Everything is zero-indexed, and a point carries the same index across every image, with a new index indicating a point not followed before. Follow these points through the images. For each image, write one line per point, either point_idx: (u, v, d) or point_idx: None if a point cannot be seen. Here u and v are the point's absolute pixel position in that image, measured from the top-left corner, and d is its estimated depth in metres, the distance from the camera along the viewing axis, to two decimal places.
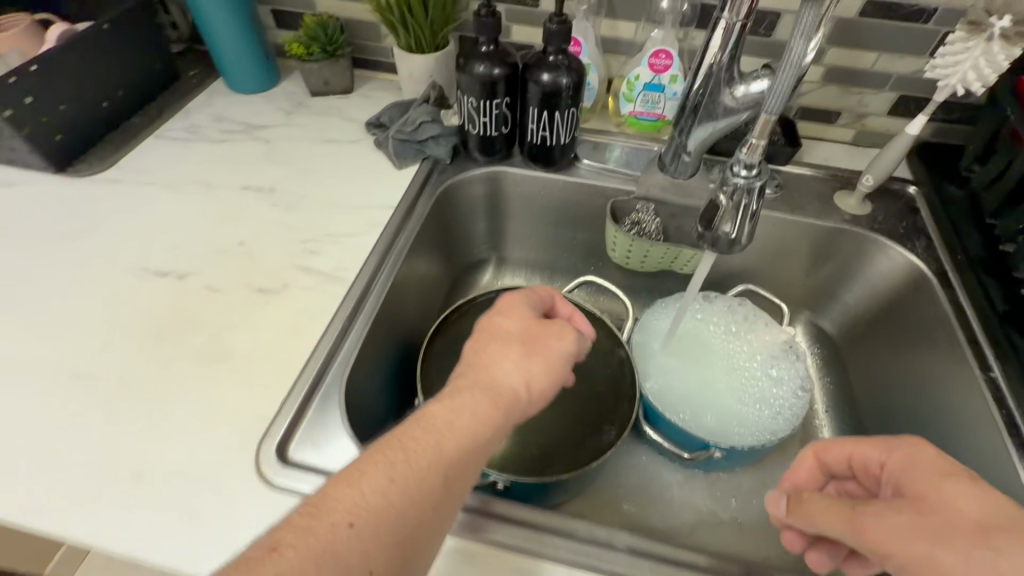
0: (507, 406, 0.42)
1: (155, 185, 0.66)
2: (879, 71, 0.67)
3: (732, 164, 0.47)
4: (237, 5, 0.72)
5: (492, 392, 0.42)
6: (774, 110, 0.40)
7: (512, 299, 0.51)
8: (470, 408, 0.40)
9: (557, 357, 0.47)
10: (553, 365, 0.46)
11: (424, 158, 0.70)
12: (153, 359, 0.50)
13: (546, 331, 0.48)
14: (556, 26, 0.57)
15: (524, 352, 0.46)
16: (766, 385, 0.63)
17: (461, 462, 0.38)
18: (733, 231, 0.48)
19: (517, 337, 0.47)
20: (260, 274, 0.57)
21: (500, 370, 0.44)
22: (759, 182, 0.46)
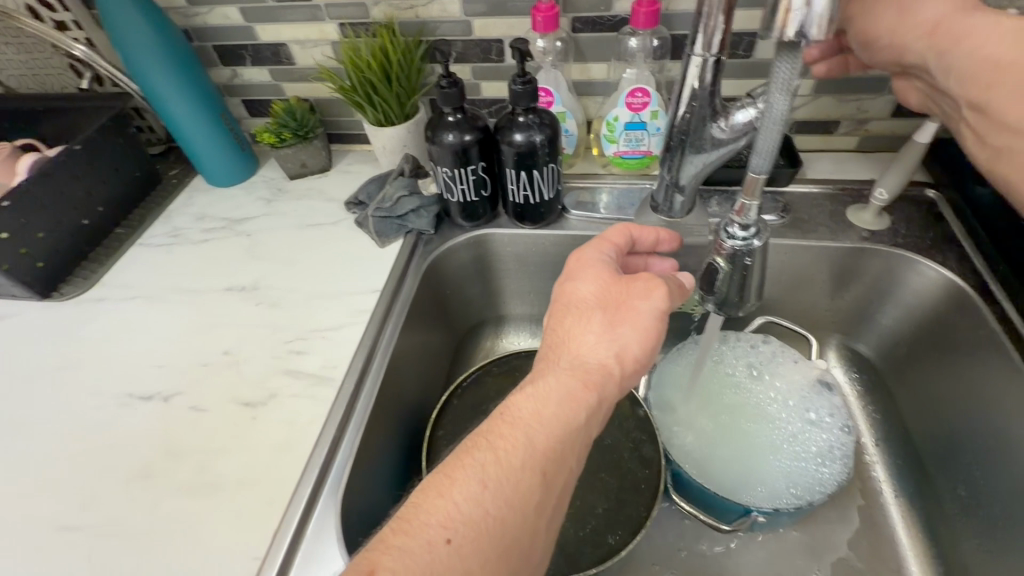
0: (601, 384, 0.40)
1: (140, 300, 0.65)
2: (875, 75, 0.62)
3: (725, 223, 0.44)
4: (205, 103, 0.71)
5: (579, 371, 0.40)
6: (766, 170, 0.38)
7: (584, 257, 0.48)
8: (554, 395, 0.39)
9: (645, 318, 0.43)
10: (643, 327, 0.43)
11: (407, 232, 0.68)
12: (141, 500, 0.47)
13: (631, 290, 0.44)
14: (522, 87, 0.54)
15: (607, 321, 0.43)
16: (809, 430, 0.58)
17: (560, 448, 0.37)
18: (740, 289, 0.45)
19: (597, 305, 0.44)
20: (247, 385, 0.54)
21: (583, 344, 0.43)
22: (759, 239, 0.43)
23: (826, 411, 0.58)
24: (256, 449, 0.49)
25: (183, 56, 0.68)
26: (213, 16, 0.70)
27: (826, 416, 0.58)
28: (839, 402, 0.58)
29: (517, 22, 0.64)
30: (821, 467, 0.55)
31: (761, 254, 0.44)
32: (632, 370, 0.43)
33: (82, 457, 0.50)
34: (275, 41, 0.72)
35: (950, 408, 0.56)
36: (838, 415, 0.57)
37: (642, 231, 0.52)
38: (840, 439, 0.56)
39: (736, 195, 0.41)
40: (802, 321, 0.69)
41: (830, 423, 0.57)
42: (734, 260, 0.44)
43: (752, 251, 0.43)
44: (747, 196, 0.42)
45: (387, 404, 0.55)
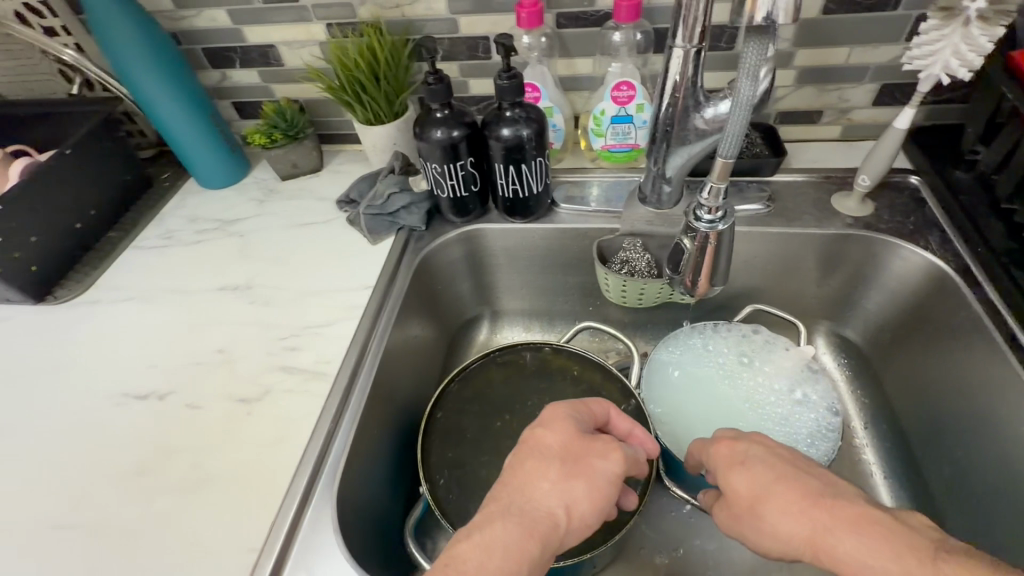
0: (545, 541, 0.37)
1: (134, 301, 0.66)
2: (855, 65, 0.63)
3: (693, 206, 0.44)
4: (195, 105, 0.72)
5: (528, 520, 0.38)
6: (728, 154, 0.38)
7: (555, 411, 0.45)
8: (497, 543, 0.36)
9: (603, 479, 0.41)
10: (598, 490, 0.41)
11: (398, 229, 0.68)
12: (138, 496, 0.47)
13: (591, 443, 0.43)
14: (507, 82, 0.55)
15: (566, 472, 0.41)
16: (800, 412, 0.58)
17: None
18: (709, 271, 0.46)
19: (556, 455, 0.42)
20: (241, 382, 0.55)
21: (537, 491, 0.40)
22: (725, 225, 0.43)
23: (815, 392, 0.60)
24: (252, 444, 0.50)
25: (171, 59, 0.69)
26: (201, 19, 0.71)
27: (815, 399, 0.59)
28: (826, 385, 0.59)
29: (503, 18, 0.65)
30: (814, 446, 0.55)
31: (726, 237, 0.44)
32: (583, 533, 0.40)
33: (78, 456, 0.51)
34: (263, 43, 0.72)
35: (934, 388, 0.57)
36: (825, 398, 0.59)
37: (620, 415, 0.49)
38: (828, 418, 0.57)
39: (705, 177, 0.41)
40: (790, 308, 0.70)
41: (818, 403, 0.59)
42: (702, 242, 0.44)
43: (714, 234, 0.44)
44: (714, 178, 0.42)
45: (382, 398, 0.56)
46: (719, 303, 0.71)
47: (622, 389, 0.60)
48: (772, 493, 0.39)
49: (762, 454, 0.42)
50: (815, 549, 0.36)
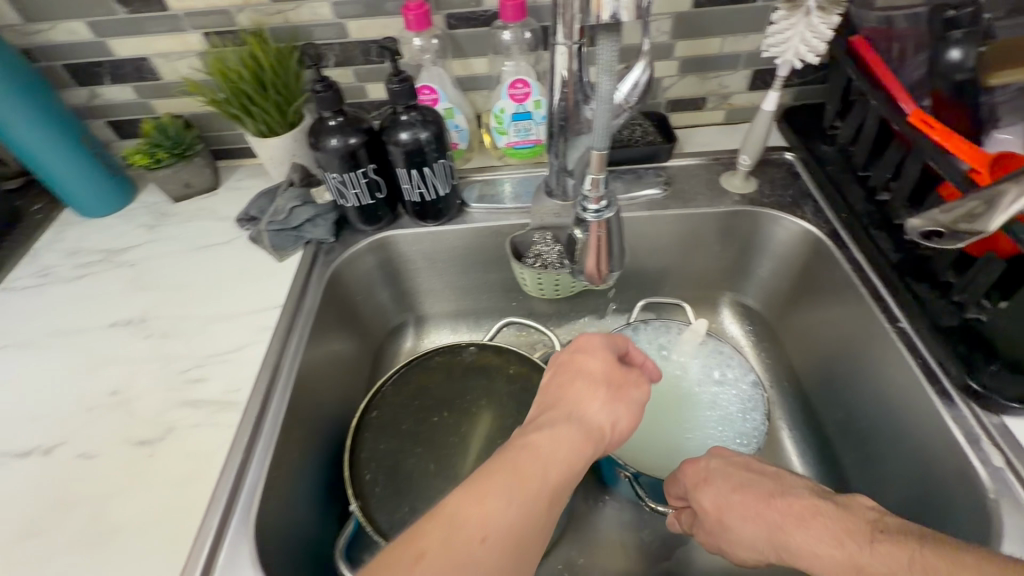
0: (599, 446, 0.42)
1: (7, 349, 0.59)
2: (728, 53, 0.68)
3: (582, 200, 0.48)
4: (62, 128, 0.66)
5: (585, 426, 0.42)
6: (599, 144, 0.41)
7: (585, 341, 0.47)
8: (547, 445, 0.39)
9: (635, 404, 0.45)
10: (632, 411, 0.45)
11: (305, 243, 0.66)
12: (25, 563, 0.43)
13: (631, 375, 0.46)
14: (399, 86, 0.55)
15: (611, 393, 0.44)
16: (722, 391, 0.63)
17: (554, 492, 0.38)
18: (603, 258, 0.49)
19: (604, 379, 0.45)
20: (140, 423, 0.51)
21: (591, 406, 0.43)
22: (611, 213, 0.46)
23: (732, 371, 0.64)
24: (155, 489, 0.46)
25: (29, 80, 0.62)
26: (57, 32, 0.64)
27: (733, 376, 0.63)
28: (736, 365, 0.63)
29: (391, 21, 0.64)
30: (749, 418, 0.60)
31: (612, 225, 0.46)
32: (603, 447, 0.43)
33: None
34: (134, 56, 0.67)
35: (822, 343, 0.63)
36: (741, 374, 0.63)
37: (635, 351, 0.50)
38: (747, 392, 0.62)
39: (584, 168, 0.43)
40: (697, 284, 0.74)
41: (735, 377, 0.63)
42: (593, 231, 0.47)
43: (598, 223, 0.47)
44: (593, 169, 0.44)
45: (301, 419, 0.54)
46: (633, 285, 0.74)
47: (547, 379, 0.62)
48: (730, 501, 0.45)
49: (721, 470, 0.47)
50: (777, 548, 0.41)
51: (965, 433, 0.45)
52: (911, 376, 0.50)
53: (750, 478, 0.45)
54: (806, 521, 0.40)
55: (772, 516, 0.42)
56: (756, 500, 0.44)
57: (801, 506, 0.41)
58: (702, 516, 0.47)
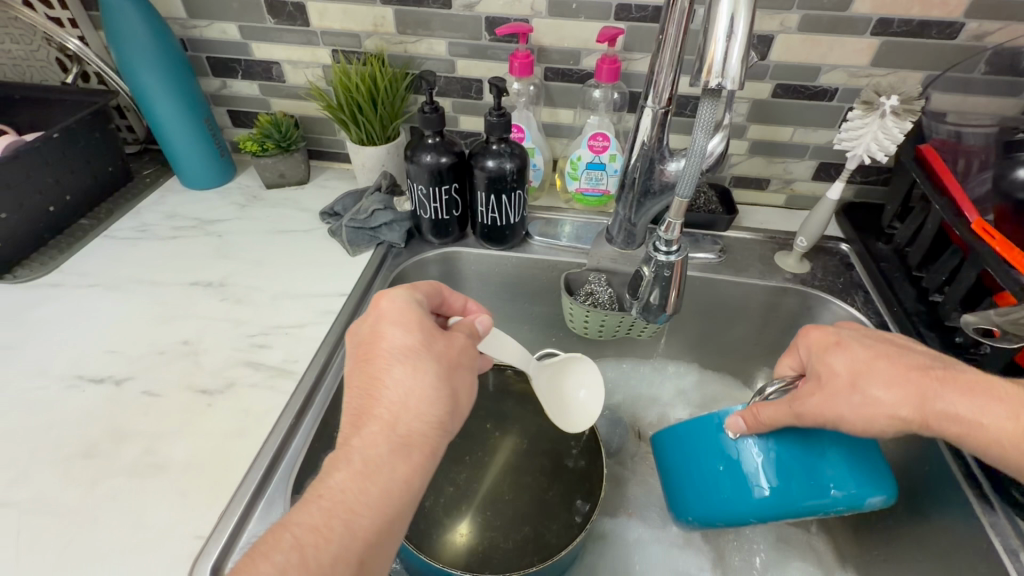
0: (433, 449, 0.39)
1: (98, 288, 0.65)
2: (798, 143, 0.73)
3: (653, 239, 0.49)
4: (193, 107, 0.74)
5: (393, 430, 0.38)
6: (684, 195, 0.44)
7: (387, 333, 0.41)
8: (375, 501, 0.35)
9: (424, 358, 0.40)
10: (426, 366, 0.40)
11: (378, 244, 0.71)
12: (81, 479, 0.46)
13: (457, 346, 0.43)
14: (497, 119, 0.60)
15: (408, 367, 0.40)
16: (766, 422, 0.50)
17: (368, 558, 0.35)
18: (659, 301, 0.50)
19: (424, 356, 0.40)
20: (204, 373, 0.55)
21: (400, 388, 0.39)
22: (680, 258, 0.47)
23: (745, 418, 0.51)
24: (207, 437, 0.49)
25: (180, 65, 0.72)
26: (211, 30, 0.75)
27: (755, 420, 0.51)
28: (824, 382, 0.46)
29: (495, 65, 0.72)
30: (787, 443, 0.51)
31: (679, 269, 0.48)
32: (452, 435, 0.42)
33: (18, 434, 0.49)
34: (267, 59, 0.76)
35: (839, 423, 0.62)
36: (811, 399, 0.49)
37: (454, 293, 0.50)
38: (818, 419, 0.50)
39: (663, 212, 0.45)
40: (734, 354, 0.75)
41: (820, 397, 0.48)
42: (656, 271, 0.48)
43: (672, 264, 0.48)
44: (671, 215, 0.46)
45: None
46: (675, 343, 0.75)
47: None
48: (872, 368, 0.43)
49: (858, 338, 0.45)
50: (926, 410, 0.41)
51: (1002, 542, 0.44)
52: (951, 477, 0.49)
53: (895, 350, 0.44)
54: (974, 392, 0.41)
55: (927, 384, 0.42)
56: (910, 371, 0.42)
57: (972, 378, 0.42)
58: (829, 381, 0.43)
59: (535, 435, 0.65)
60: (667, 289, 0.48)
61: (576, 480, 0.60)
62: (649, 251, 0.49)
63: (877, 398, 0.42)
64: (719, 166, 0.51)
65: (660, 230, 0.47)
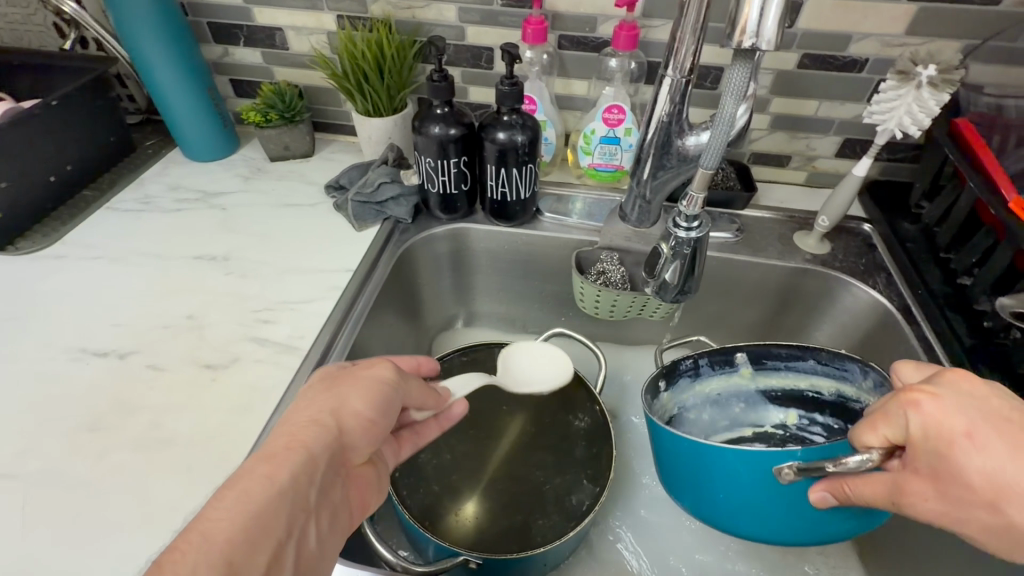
0: (309, 445, 0.35)
1: (101, 260, 0.64)
2: (823, 117, 0.70)
3: (673, 215, 0.47)
4: (194, 76, 0.72)
5: (279, 442, 0.35)
6: (708, 167, 0.41)
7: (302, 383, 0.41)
8: (238, 503, 0.30)
9: (321, 387, 0.40)
10: (321, 392, 0.39)
11: (384, 219, 0.69)
12: (84, 453, 0.45)
13: (354, 366, 0.41)
14: (509, 88, 0.58)
15: (308, 393, 0.39)
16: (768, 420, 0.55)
17: (241, 561, 0.29)
18: (676, 279, 0.48)
19: (324, 384, 0.40)
20: (208, 348, 0.54)
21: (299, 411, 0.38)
22: (700, 235, 0.45)
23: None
24: (211, 413, 0.48)
25: (181, 30, 0.69)
26: None
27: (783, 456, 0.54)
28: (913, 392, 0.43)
29: (507, 33, 0.69)
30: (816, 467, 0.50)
31: (700, 247, 0.46)
32: (353, 443, 0.38)
33: (22, 406, 0.48)
34: (270, 25, 0.73)
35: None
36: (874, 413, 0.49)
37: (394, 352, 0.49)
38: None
39: (685, 186, 0.43)
40: (748, 336, 0.73)
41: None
42: (675, 248, 0.46)
43: (693, 242, 0.46)
44: (692, 190, 0.44)
45: None
46: (688, 323, 0.74)
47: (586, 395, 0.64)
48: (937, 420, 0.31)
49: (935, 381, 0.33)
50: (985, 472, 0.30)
51: None
52: None
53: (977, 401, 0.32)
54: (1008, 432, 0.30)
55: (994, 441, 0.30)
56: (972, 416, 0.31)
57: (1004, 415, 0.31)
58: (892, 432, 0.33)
59: (543, 415, 0.64)
60: (685, 267, 0.46)
61: (585, 461, 0.59)
62: (668, 227, 0.47)
63: (943, 391, 0.32)
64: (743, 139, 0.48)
65: (681, 204, 0.45)
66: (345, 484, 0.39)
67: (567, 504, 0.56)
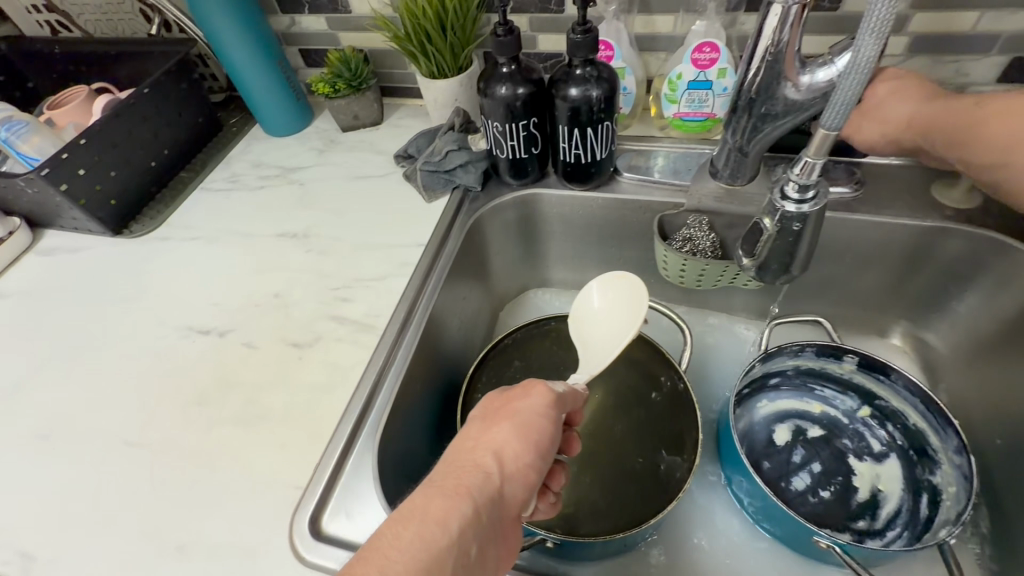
0: (475, 490, 0.35)
1: (198, 240, 0.68)
2: (983, 34, 0.55)
3: (780, 183, 0.40)
4: (265, 51, 0.72)
5: (453, 478, 0.35)
6: (836, 125, 0.34)
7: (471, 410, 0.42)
8: (412, 547, 0.31)
9: (494, 426, 0.39)
10: (488, 429, 0.39)
11: (453, 187, 0.67)
12: (196, 424, 0.50)
13: (511, 395, 0.41)
14: (581, 37, 0.51)
15: (482, 427, 0.39)
16: (839, 408, 0.62)
17: None
18: (783, 257, 0.41)
19: (497, 418, 0.39)
20: (294, 326, 0.57)
21: (471, 450, 0.38)
22: (817, 206, 0.38)
23: (820, 486, 0.58)
24: (301, 389, 0.51)
25: (247, 4, 0.69)
26: None
27: (849, 495, 0.57)
28: (971, 494, 0.49)
29: None
30: (818, 448, 0.61)
31: (813, 220, 0.39)
32: (514, 488, 0.36)
33: (143, 380, 0.54)
34: None
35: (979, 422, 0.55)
36: (940, 466, 0.55)
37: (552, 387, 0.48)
38: (915, 510, 0.55)
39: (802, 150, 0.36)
40: (864, 305, 0.64)
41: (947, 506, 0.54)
42: (782, 224, 0.39)
43: (807, 214, 0.38)
44: (808, 152, 0.37)
45: (428, 355, 0.56)
46: (790, 292, 0.65)
47: (670, 371, 0.59)
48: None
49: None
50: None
51: None
52: None
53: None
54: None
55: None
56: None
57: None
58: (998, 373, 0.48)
59: (620, 392, 0.61)
60: (797, 244, 0.40)
61: (664, 439, 0.56)
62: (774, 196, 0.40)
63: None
64: None
65: (793, 170, 0.38)
66: (505, 535, 0.36)
67: (651, 489, 0.54)
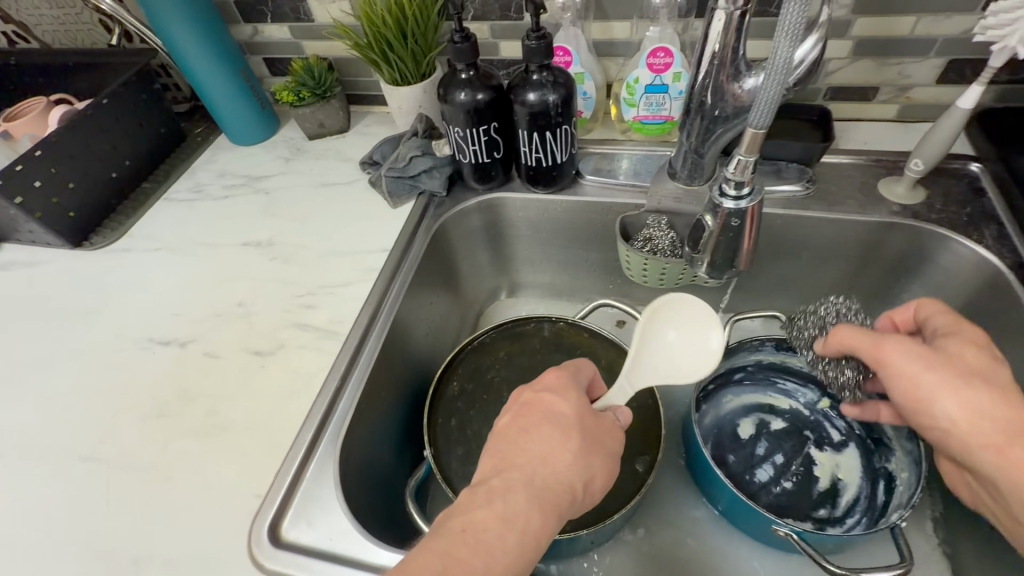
0: (559, 507, 0.37)
1: (160, 252, 0.67)
2: (920, 37, 0.58)
3: (718, 182, 0.41)
4: (226, 61, 0.72)
5: (544, 489, 0.37)
6: (761, 124, 0.35)
7: (550, 405, 0.42)
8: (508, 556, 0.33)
9: (586, 441, 0.41)
10: (586, 442, 0.41)
11: (419, 193, 0.67)
12: (155, 438, 0.49)
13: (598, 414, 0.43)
14: (535, 43, 0.52)
15: (581, 438, 0.41)
16: (801, 401, 0.64)
17: None
18: (726, 252, 0.43)
19: (584, 431, 0.41)
20: (257, 335, 0.56)
21: (554, 457, 0.39)
22: (753, 203, 0.39)
23: (783, 477, 0.59)
24: (262, 398, 0.51)
25: (207, 14, 0.69)
26: None
27: (811, 485, 0.58)
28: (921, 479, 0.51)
29: None
30: (782, 440, 0.62)
31: (751, 217, 0.40)
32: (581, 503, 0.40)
33: (101, 394, 0.53)
34: None
35: None
36: (894, 453, 0.57)
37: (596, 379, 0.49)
38: (872, 497, 0.57)
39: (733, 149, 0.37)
40: (821, 300, 0.65)
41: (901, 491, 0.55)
42: (723, 220, 0.41)
43: (744, 211, 0.40)
44: (741, 151, 0.38)
45: (393, 359, 0.56)
46: (751, 289, 0.67)
47: None
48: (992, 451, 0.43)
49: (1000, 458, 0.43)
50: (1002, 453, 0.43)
51: None
52: None
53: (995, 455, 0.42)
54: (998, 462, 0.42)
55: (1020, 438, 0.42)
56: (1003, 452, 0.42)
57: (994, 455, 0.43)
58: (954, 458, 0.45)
59: None
60: (738, 239, 0.41)
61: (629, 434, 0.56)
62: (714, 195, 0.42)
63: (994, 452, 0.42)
64: (809, 77, 0.40)
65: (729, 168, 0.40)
66: None
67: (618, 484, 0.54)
